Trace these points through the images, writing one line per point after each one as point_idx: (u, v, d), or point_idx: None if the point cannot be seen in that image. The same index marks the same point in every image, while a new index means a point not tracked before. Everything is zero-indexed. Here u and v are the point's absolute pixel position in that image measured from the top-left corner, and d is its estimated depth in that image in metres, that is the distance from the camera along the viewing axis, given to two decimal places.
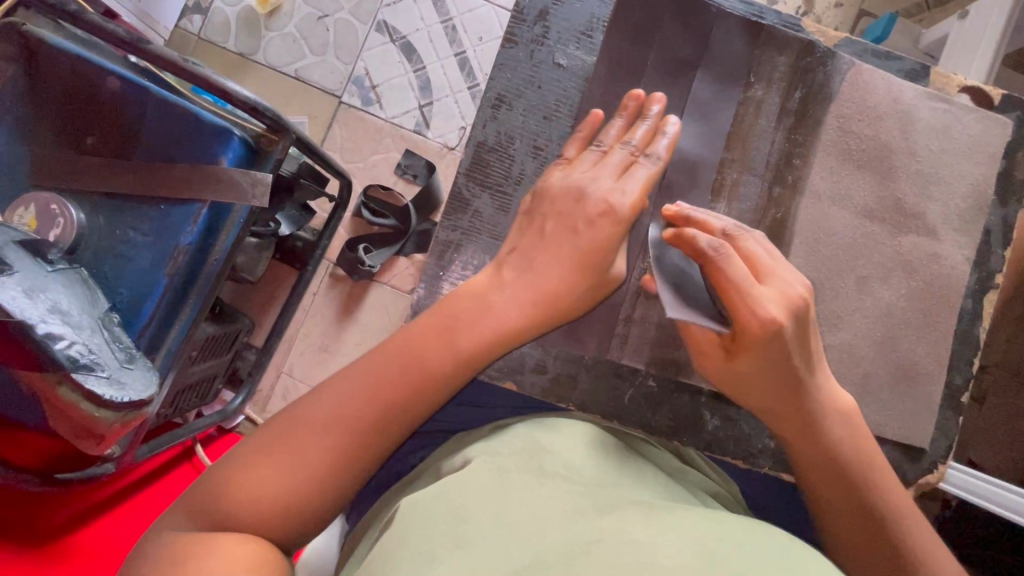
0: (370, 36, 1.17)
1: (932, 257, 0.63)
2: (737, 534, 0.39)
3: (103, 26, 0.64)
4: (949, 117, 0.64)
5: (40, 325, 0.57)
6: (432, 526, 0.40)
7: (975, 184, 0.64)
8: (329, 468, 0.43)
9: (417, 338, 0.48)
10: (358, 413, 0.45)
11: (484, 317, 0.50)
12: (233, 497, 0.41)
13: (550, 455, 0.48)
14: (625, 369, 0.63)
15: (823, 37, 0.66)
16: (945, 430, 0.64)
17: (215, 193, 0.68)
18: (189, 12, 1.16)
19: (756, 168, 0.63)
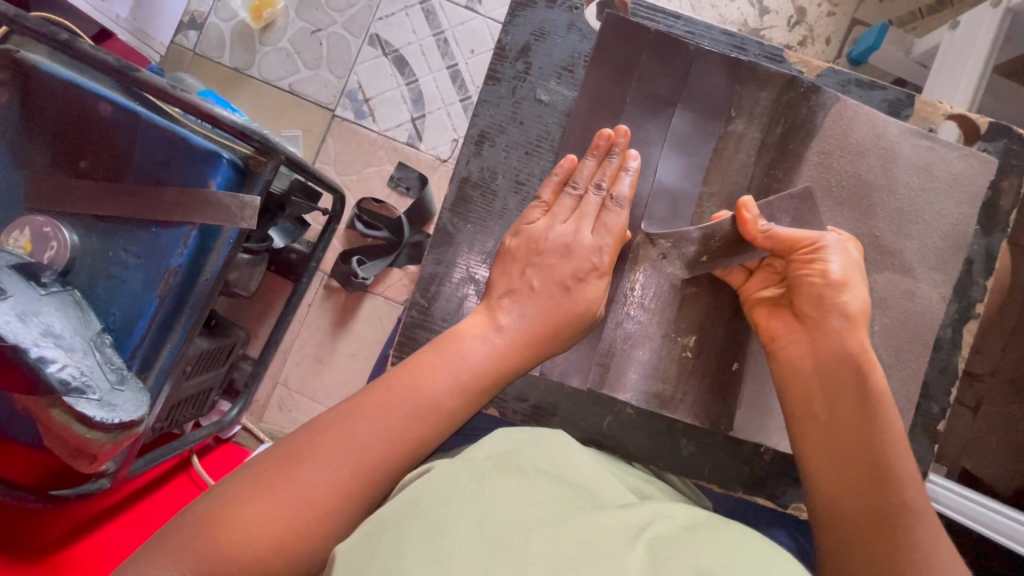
0: (364, 49, 1.18)
1: (905, 296, 0.63)
2: (709, 547, 0.39)
3: (94, 54, 0.65)
4: (932, 154, 0.64)
5: (33, 349, 0.59)
6: (407, 535, 0.37)
7: (955, 223, 0.63)
8: (325, 508, 0.44)
9: (420, 373, 0.50)
10: (362, 451, 0.46)
11: (470, 349, 0.53)
12: (199, 541, 0.41)
13: (527, 455, 0.46)
14: (605, 398, 0.64)
15: (805, 68, 0.68)
16: (922, 459, 0.64)
17: (204, 215, 0.69)
18: (185, 28, 1.18)
19: (733, 201, 0.63)
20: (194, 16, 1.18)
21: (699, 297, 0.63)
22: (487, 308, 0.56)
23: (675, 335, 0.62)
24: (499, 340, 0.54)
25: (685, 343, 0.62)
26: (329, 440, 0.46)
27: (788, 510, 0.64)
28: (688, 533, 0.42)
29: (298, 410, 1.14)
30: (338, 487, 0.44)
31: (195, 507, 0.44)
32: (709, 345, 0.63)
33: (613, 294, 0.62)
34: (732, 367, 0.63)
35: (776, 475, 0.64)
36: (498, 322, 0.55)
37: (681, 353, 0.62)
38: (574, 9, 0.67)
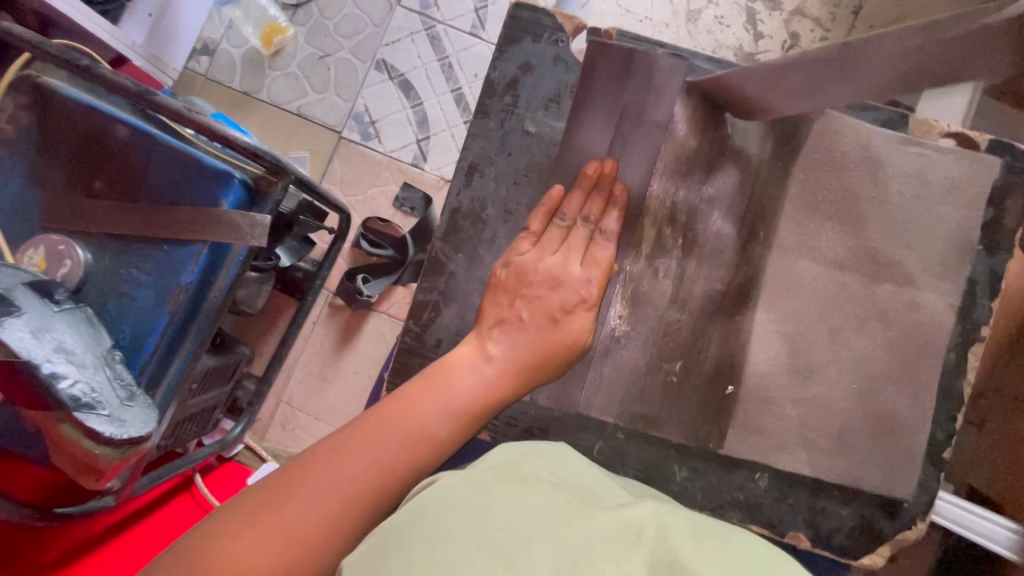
0: (370, 74, 1.22)
1: (910, 306, 0.60)
2: (716, 553, 0.39)
3: (113, 79, 0.67)
4: (927, 161, 0.60)
5: (45, 364, 0.60)
6: (414, 547, 0.38)
7: (953, 232, 0.60)
8: (319, 535, 0.44)
9: (413, 401, 0.51)
10: (355, 479, 0.47)
11: (465, 375, 0.53)
12: (193, 570, 0.41)
13: (529, 466, 0.46)
14: (595, 421, 0.63)
15: None
16: (928, 486, 0.60)
17: (214, 233, 0.71)
18: (198, 54, 1.21)
19: (728, 215, 0.61)
20: (206, 43, 1.21)
21: (687, 321, 0.61)
22: (477, 337, 0.56)
23: (661, 361, 0.61)
24: (490, 369, 0.54)
25: (670, 368, 0.61)
26: (322, 467, 0.46)
27: (784, 539, 0.62)
28: (699, 536, 0.41)
29: (301, 430, 1.14)
30: (331, 514, 0.45)
31: (195, 529, 0.44)
32: (699, 367, 0.61)
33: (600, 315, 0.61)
34: (726, 391, 0.60)
35: (771, 501, 0.62)
36: (489, 351, 0.55)
37: (666, 377, 0.61)
38: (560, 41, 0.69)
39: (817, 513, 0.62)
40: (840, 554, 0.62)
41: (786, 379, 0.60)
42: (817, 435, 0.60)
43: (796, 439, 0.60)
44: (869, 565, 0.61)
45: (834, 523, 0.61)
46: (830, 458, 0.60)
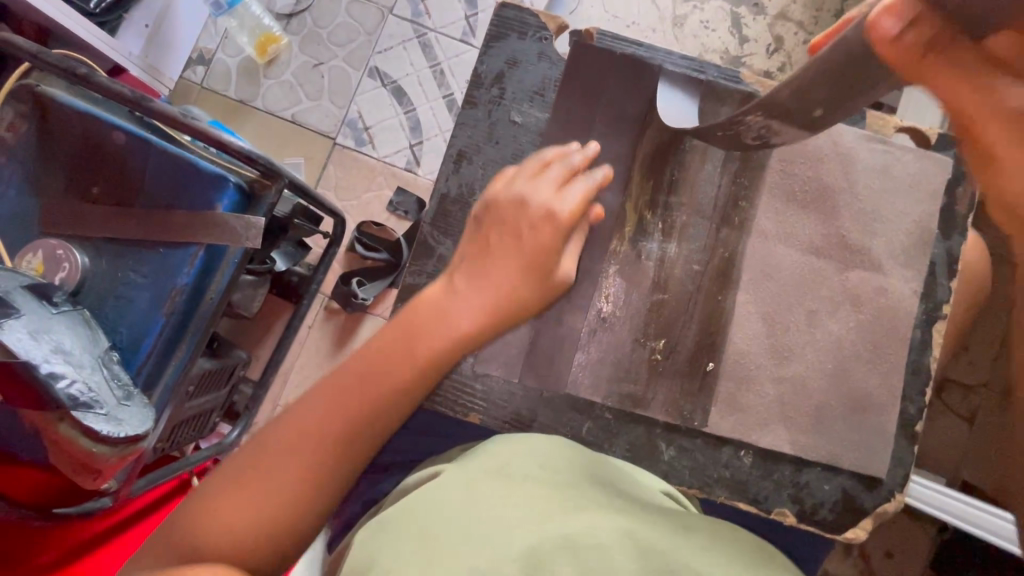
0: (363, 81, 1.24)
1: (878, 291, 0.59)
2: (696, 545, 0.40)
3: (111, 86, 0.69)
4: (890, 157, 0.60)
5: (43, 364, 0.61)
6: (400, 539, 0.39)
7: (918, 222, 0.59)
8: (302, 490, 0.44)
9: (380, 354, 0.47)
10: (326, 432, 0.45)
11: (435, 321, 0.48)
12: (193, 531, 0.43)
13: (518, 465, 0.46)
14: (582, 402, 0.60)
15: (760, 88, 0.64)
16: (902, 459, 0.59)
17: (211, 236, 0.73)
18: (192, 63, 1.22)
19: (704, 210, 0.61)
20: (201, 53, 1.23)
21: (669, 302, 0.60)
22: (440, 298, 0.49)
23: (643, 339, 0.59)
24: (461, 304, 0.48)
25: (654, 347, 0.59)
26: (294, 427, 0.45)
27: (770, 517, 0.59)
28: (677, 534, 0.41)
29: None
30: (310, 467, 0.45)
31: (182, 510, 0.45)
32: (681, 347, 0.59)
33: (585, 296, 0.59)
34: (707, 367, 0.58)
35: (757, 479, 0.59)
36: (453, 284, 0.49)
37: (650, 356, 0.59)
38: (544, 39, 0.69)
39: (801, 489, 0.59)
40: (824, 531, 0.59)
41: (767, 359, 0.58)
42: (797, 412, 0.58)
43: (778, 415, 0.58)
44: (855, 540, 0.58)
45: (818, 499, 0.58)
46: (810, 434, 0.58)
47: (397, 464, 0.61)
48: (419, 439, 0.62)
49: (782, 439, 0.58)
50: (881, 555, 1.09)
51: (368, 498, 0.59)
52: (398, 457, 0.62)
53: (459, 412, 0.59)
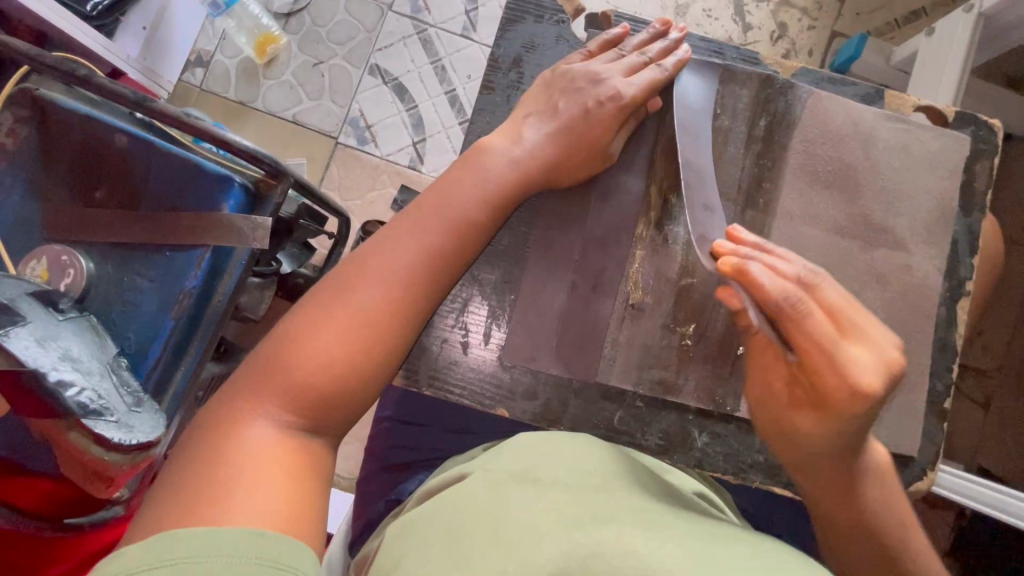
0: (364, 79, 1.22)
1: (902, 270, 0.56)
2: (739, 543, 0.37)
3: (112, 88, 0.68)
4: (909, 136, 0.58)
5: (51, 372, 0.60)
6: (427, 544, 0.38)
7: (939, 199, 0.57)
8: (368, 343, 0.45)
9: (423, 216, 0.50)
10: (385, 280, 0.47)
11: (471, 185, 0.52)
12: (264, 395, 0.42)
13: (546, 467, 0.45)
14: (613, 391, 0.58)
15: (779, 68, 0.62)
16: (932, 436, 0.57)
17: (217, 237, 0.71)
18: (192, 66, 1.22)
19: (728, 191, 0.57)
20: (200, 55, 1.22)
21: (696, 286, 0.57)
22: (511, 125, 0.56)
23: (672, 325, 0.57)
24: (518, 151, 0.54)
25: (683, 332, 0.57)
26: (353, 283, 0.46)
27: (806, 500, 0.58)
28: (716, 544, 0.36)
29: None
30: (376, 318, 0.46)
31: (179, 469, 0.39)
32: (711, 331, 0.57)
33: (611, 283, 0.56)
34: (738, 351, 0.56)
35: None
36: (458, 196, 0.51)
37: (681, 342, 0.57)
38: (561, 22, 0.67)
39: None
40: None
41: None
42: None
43: None
44: None
45: None
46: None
47: (418, 462, 0.59)
48: (443, 434, 0.60)
49: None
50: None
51: (392, 498, 0.58)
52: (419, 454, 0.60)
53: (486, 407, 0.56)
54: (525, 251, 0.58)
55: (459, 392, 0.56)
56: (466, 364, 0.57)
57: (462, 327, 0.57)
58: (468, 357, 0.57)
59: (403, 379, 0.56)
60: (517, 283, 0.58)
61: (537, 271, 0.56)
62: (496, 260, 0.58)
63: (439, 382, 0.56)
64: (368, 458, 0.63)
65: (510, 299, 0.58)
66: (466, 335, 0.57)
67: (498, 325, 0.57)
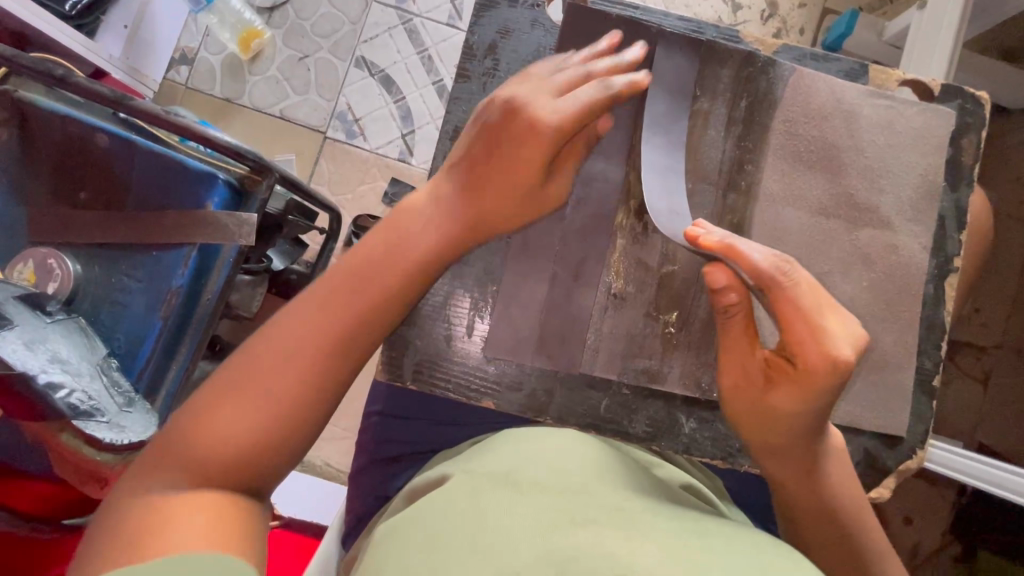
0: (351, 72, 1.21)
1: (888, 249, 0.55)
2: (722, 543, 0.36)
3: (89, 87, 0.67)
4: (892, 112, 0.57)
5: (40, 375, 0.59)
6: (404, 554, 0.37)
7: (924, 174, 0.56)
8: (297, 390, 0.42)
9: (379, 245, 0.46)
10: (326, 322, 0.43)
11: (426, 210, 0.48)
12: (185, 451, 0.39)
13: (529, 469, 0.44)
14: (599, 379, 0.57)
15: (761, 46, 0.61)
16: (921, 415, 0.57)
17: (204, 236, 0.71)
18: (176, 64, 1.21)
19: (709, 174, 0.56)
20: (184, 52, 1.21)
21: (679, 273, 0.57)
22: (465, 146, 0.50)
23: (655, 313, 0.56)
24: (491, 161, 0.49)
25: (666, 320, 0.56)
26: (291, 325, 0.43)
27: None
28: (688, 542, 0.36)
29: None
30: (311, 359, 0.42)
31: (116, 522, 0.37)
32: (694, 318, 0.56)
33: (593, 271, 0.56)
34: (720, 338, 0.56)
35: None
36: (429, 198, 0.48)
37: (663, 330, 0.56)
38: (536, 5, 0.66)
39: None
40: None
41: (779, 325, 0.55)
42: None
43: None
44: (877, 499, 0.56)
45: None
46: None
47: (406, 455, 0.59)
48: (430, 428, 0.60)
49: None
50: (902, 522, 1.07)
51: (381, 493, 0.57)
52: (408, 448, 0.59)
53: (471, 400, 0.56)
54: (507, 243, 0.57)
55: (445, 385, 0.56)
56: (453, 357, 0.56)
57: (445, 320, 0.57)
58: (453, 349, 0.56)
59: (386, 374, 0.56)
60: (499, 273, 0.57)
61: (517, 262, 0.55)
62: (479, 250, 0.58)
63: (424, 375, 0.56)
64: (358, 454, 0.63)
65: (492, 290, 0.57)
66: (449, 327, 0.57)
67: (481, 317, 0.57)
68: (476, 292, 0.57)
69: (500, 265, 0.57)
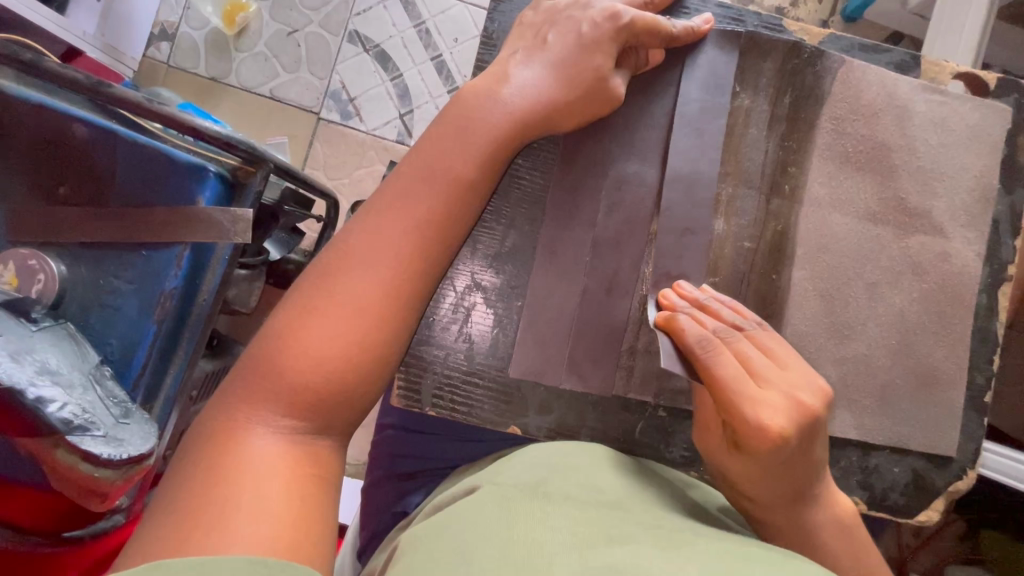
0: (343, 47, 1.14)
1: (942, 257, 0.55)
2: (781, 563, 0.32)
3: (61, 72, 0.61)
4: (947, 109, 0.55)
5: (29, 389, 0.55)
6: (425, 553, 0.33)
7: (979, 176, 0.55)
8: (375, 307, 0.41)
9: (437, 156, 0.45)
10: (397, 236, 0.42)
11: (480, 119, 0.46)
12: (268, 382, 0.38)
13: (557, 483, 0.40)
14: (634, 401, 0.54)
15: (807, 36, 0.57)
16: (972, 432, 0.56)
17: (195, 234, 0.66)
18: (156, 40, 1.13)
19: (751, 178, 0.54)
20: (164, 27, 1.13)
21: (720, 287, 0.53)
22: (498, 66, 0.49)
23: None
24: (509, 98, 0.47)
25: None
26: (362, 245, 0.42)
27: None
28: (740, 563, 0.31)
29: None
30: (386, 277, 0.41)
31: (174, 486, 0.35)
32: None
33: (626, 283, 0.52)
34: None
35: None
36: (480, 112, 0.47)
37: None
38: None
39: (871, 473, 0.55)
40: (894, 515, 0.55)
41: (826, 338, 0.53)
42: (861, 395, 0.54)
43: (842, 400, 0.53)
44: (924, 523, 0.55)
45: (888, 482, 0.55)
46: (877, 416, 0.54)
47: (422, 472, 0.57)
48: (451, 445, 0.57)
49: (841, 421, 0.53)
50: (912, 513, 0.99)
51: (398, 510, 0.56)
52: (424, 464, 0.57)
53: (496, 424, 0.53)
54: (532, 251, 0.54)
55: (467, 410, 0.53)
56: (474, 377, 0.53)
57: (465, 338, 0.53)
58: (473, 368, 0.53)
59: (405, 400, 0.52)
60: (525, 287, 0.53)
61: (543, 272, 0.52)
62: (502, 262, 0.54)
63: (445, 400, 0.53)
64: (372, 468, 0.62)
65: (517, 305, 0.53)
66: (471, 345, 0.53)
67: (504, 333, 0.53)
68: (498, 309, 0.53)
69: (526, 278, 0.53)
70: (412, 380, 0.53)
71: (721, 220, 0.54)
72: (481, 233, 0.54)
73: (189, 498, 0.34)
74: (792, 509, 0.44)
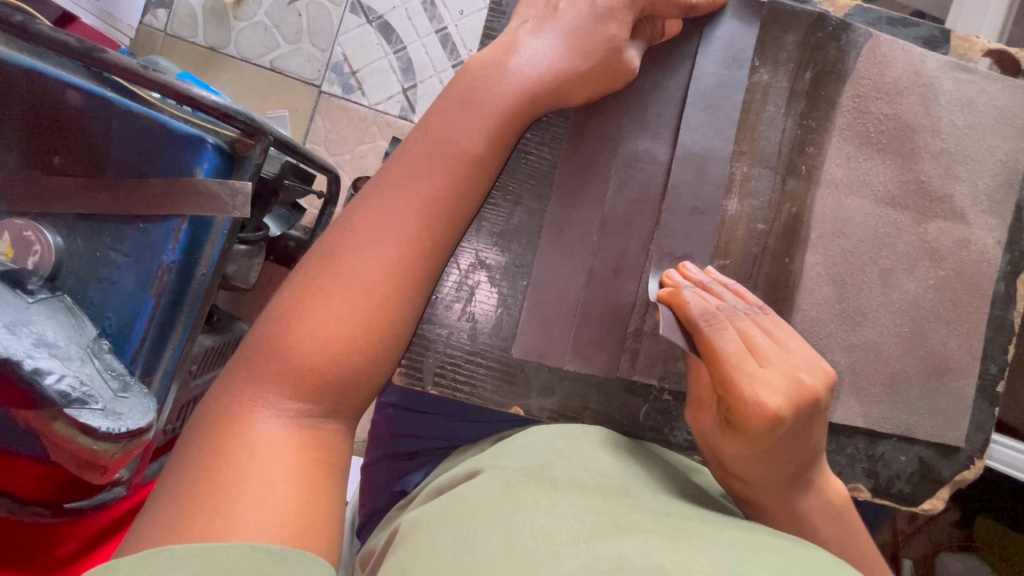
0: (346, 18, 1.11)
1: (960, 243, 0.53)
2: (782, 548, 0.32)
3: (53, 35, 0.58)
4: (974, 89, 0.53)
5: (26, 360, 0.54)
6: (439, 537, 0.33)
7: (1004, 160, 0.53)
8: (381, 288, 0.39)
9: (443, 131, 0.43)
10: (403, 214, 0.41)
11: (488, 93, 0.45)
12: (272, 363, 0.37)
13: (565, 468, 0.39)
14: (639, 384, 0.54)
15: (830, 8, 0.55)
16: (981, 422, 0.55)
17: (193, 207, 0.64)
18: (153, 7, 1.10)
19: (768, 158, 0.52)
20: None
21: (731, 269, 0.52)
22: (508, 36, 0.47)
23: None
24: (520, 73, 0.45)
25: None
26: (367, 222, 0.41)
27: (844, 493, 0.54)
28: (747, 553, 0.30)
29: None
30: (391, 257, 0.40)
31: (177, 466, 0.35)
32: None
33: (635, 264, 0.51)
34: None
35: (829, 455, 0.53)
36: (489, 85, 0.45)
37: None
38: None
39: (877, 462, 0.54)
40: (898, 503, 0.55)
41: (836, 324, 0.52)
42: (869, 383, 0.53)
43: (849, 386, 0.53)
44: (928, 511, 0.55)
45: (895, 470, 0.54)
46: (885, 403, 0.53)
47: (423, 452, 0.57)
48: (451, 424, 0.57)
49: (848, 408, 0.53)
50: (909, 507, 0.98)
51: (396, 489, 0.56)
52: (424, 444, 0.57)
53: (499, 405, 0.52)
54: (539, 229, 0.52)
55: (469, 391, 0.52)
56: (476, 357, 0.52)
57: (468, 317, 0.52)
58: (477, 348, 0.52)
59: (406, 378, 0.51)
60: (530, 266, 0.52)
61: (548, 251, 0.51)
62: (506, 241, 0.52)
63: (447, 379, 0.52)
64: (371, 445, 0.62)
65: (523, 286, 0.52)
66: (475, 325, 0.52)
67: (508, 313, 0.52)
68: (503, 288, 0.52)
69: (533, 257, 0.52)
70: (415, 359, 0.52)
71: (734, 201, 0.52)
72: (486, 211, 0.53)
73: (194, 478, 0.33)
74: (788, 492, 0.43)
